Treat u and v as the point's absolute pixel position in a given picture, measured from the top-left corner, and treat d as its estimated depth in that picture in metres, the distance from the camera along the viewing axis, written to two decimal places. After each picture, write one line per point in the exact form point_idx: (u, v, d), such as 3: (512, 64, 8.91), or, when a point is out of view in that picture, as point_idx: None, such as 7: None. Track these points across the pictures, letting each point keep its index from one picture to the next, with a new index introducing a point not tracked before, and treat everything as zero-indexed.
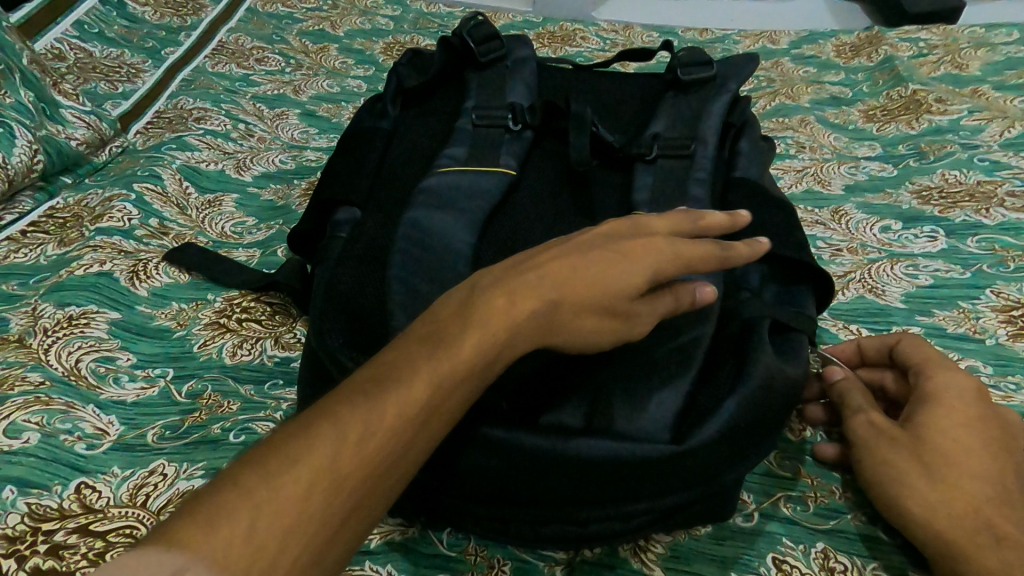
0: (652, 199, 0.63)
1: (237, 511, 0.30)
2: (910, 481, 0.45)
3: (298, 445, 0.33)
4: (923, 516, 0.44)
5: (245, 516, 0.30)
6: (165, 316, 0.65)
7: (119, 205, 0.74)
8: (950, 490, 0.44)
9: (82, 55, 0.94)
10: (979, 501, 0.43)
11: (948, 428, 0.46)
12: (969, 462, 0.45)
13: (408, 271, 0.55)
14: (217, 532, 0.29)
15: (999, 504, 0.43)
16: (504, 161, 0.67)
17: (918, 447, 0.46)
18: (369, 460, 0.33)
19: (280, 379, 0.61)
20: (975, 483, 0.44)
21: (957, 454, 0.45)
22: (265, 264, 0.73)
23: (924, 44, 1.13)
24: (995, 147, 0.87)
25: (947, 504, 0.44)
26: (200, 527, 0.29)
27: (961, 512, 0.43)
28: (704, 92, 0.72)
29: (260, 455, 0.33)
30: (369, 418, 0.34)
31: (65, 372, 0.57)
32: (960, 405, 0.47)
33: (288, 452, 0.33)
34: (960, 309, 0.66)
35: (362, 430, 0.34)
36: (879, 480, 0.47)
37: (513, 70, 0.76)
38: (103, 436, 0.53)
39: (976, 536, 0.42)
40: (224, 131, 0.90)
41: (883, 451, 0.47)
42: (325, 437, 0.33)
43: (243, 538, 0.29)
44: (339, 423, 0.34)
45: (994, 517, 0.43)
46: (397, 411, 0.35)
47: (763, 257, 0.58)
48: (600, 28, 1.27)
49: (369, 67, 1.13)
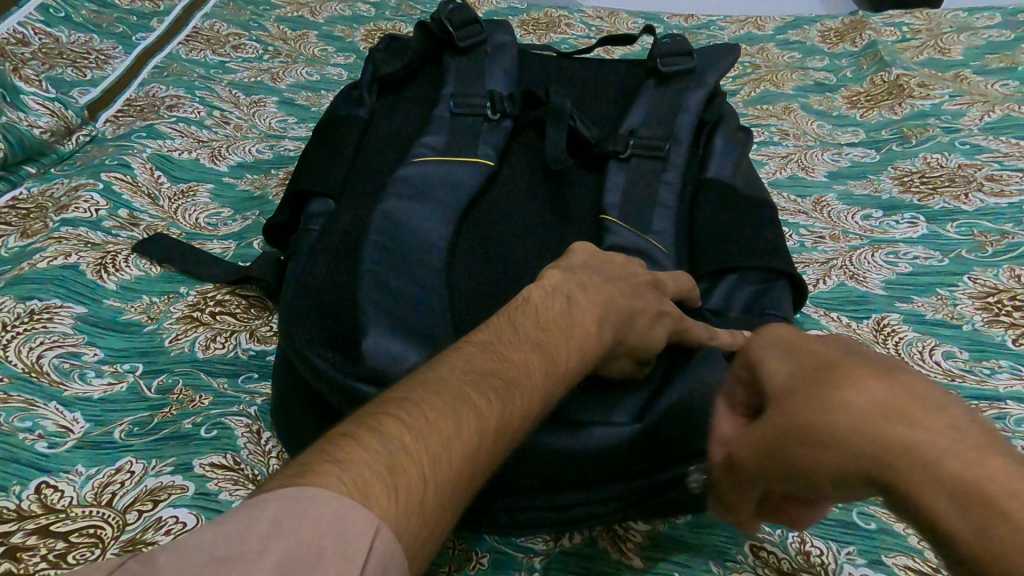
0: (622, 202, 0.63)
1: (408, 484, 0.30)
2: (820, 437, 0.33)
3: (449, 426, 0.34)
4: (865, 470, 0.32)
5: (414, 492, 0.30)
6: (135, 309, 0.63)
7: (86, 195, 0.72)
8: (846, 405, 0.33)
9: (48, 40, 0.90)
10: (884, 402, 0.33)
11: (789, 360, 0.37)
12: (840, 370, 0.35)
13: (383, 265, 0.54)
14: (393, 503, 0.29)
15: (907, 392, 0.33)
16: (481, 152, 0.65)
17: (786, 396, 0.35)
18: (501, 450, 0.36)
19: (257, 371, 0.59)
20: (864, 385, 0.34)
21: (823, 375, 0.35)
22: (240, 256, 0.71)
23: (907, 29, 1.13)
24: (975, 131, 0.87)
25: (864, 428, 0.32)
26: (376, 495, 0.29)
27: (871, 430, 0.32)
28: (682, 85, 0.71)
29: (410, 428, 0.33)
30: (510, 415, 0.37)
31: (25, 369, 0.55)
32: (777, 337, 0.39)
33: (440, 429, 0.34)
34: (939, 296, 0.66)
35: (503, 418, 0.36)
36: (806, 464, 0.33)
37: (492, 57, 0.74)
38: (67, 433, 0.52)
39: (919, 449, 0.31)
40: (198, 119, 0.88)
41: (775, 433, 0.35)
42: (472, 424, 0.35)
43: (416, 516, 0.30)
44: (486, 414, 0.36)
45: (913, 410, 0.32)
46: (527, 410, 0.38)
47: (727, 270, 0.59)
48: (585, 15, 1.25)
49: (349, 54, 1.10)
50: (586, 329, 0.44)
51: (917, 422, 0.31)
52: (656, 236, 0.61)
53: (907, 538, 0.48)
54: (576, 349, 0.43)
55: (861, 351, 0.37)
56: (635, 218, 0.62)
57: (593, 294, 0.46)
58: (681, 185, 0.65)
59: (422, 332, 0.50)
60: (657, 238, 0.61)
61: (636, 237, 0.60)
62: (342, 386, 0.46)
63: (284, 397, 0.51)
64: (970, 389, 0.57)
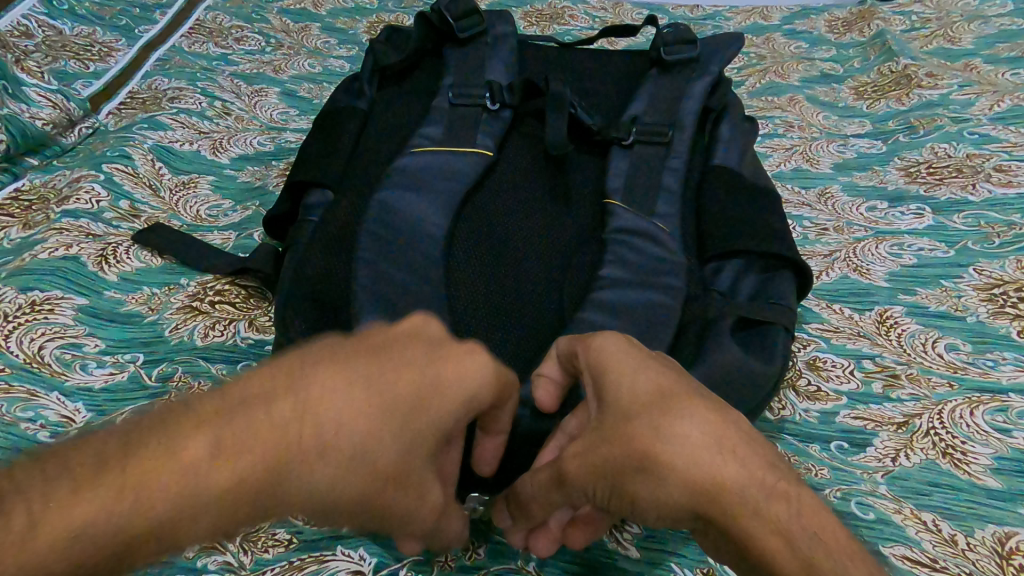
0: (624, 187, 0.63)
1: None
2: (655, 464, 0.35)
3: None
4: (688, 493, 0.35)
5: None
6: (137, 300, 0.64)
7: (87, 186, 0.72)
8: (678, 436, 0.35)
9: (51, 33, 0.91)
10: (713, 437, 0.35)
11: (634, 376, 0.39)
12: (675, 397, 0.37)
13: (378, 255, 0.54)
14: None
15: (729, 425, 0.36)
16: (479, 142, 0.65)
17: (625, 414, 0.38)
18: None
19: (257, 360, 0.60)
20: (698, 418, 0.36)
21: (667, 400, 0.37)
22: (240, 248, 0.71)
23: (916, 18, 1.11)
24: (984, 120, 0.86)
25: (694, 459, 0.35)
26: None
27: (698, 464, 0.34)
28: (685, 74, 0.71)
29: None
30: None
31: (27, 359, 0.55)
32: (621, 351, 0.41)
33: None
34: (943, 287, 0.65)
35: None
36: (636, 485, 0.36)
37: (493, 47, 0.74)
38: (69, 423, 0.52)
39: (737, 485, 0.34)
40: (200, 110, 0.88)
41: (614, 457, 0.37)
42: None
43: None
44: None
45: (738, 444, 0.35)
46: None
47: (732, 254, 0.58)
48: (589, 6, 1.24)
49: (351, 47, 1.10)
50: (244, 481, 0.29)
51: (742, 458, 0.34)
52: (660, 221, 0.60)
53: (905, 528, 0.46)
54: (201, 504, 0.29)
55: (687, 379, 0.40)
56: (637, 204, 0.61)
57: (346, 401, 0.33)
58: (686, 171, 0.65)
59: None
60: (662, 222, 0.60)
61: (640, 220, 0.60)
62: None
63: None
64: (973, 381, 0.56)
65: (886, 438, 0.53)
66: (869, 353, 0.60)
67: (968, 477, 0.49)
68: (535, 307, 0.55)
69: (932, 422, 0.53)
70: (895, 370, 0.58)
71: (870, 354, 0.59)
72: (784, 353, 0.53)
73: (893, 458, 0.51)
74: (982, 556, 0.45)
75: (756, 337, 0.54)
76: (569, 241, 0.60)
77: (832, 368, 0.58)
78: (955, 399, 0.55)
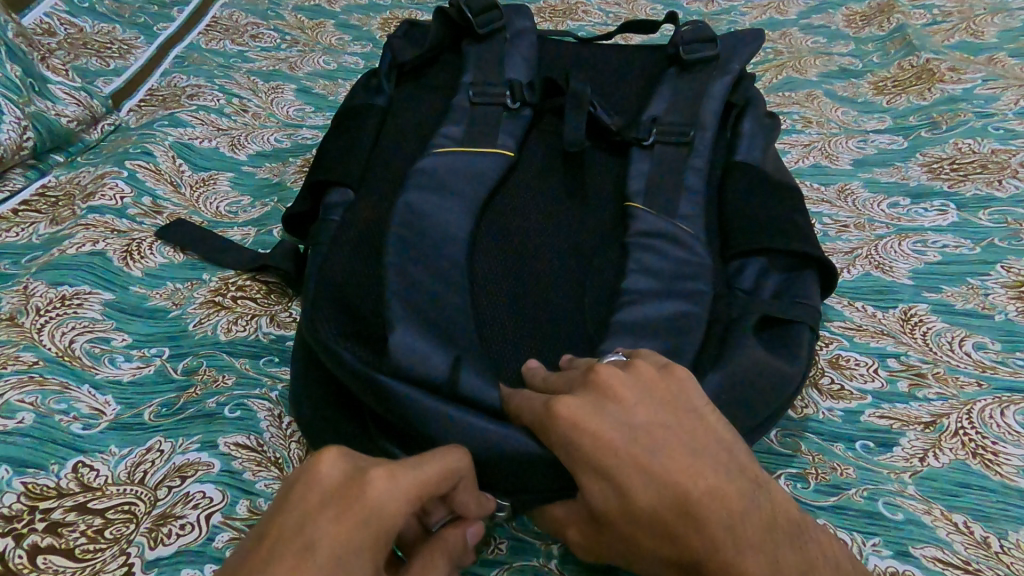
0: (645, 188, 0.62)
1: None
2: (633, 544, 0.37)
3: None
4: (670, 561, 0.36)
5: None
6: (160, 295, 0.64)
7: (111, 182, 0.73)
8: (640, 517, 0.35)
9: (72, 31, 0.92)
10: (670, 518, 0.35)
11: (595, 430, 0.37)
12: (636, 472, 0.36)
13: (405, 260, 0.53)
14: None
15: (684, 491, 0.35)
16: (499, 141, 0.65)
17: (584, 475, 0.37)
18: None
19: (278, 355, 0.60)
20: (650, 497, 0.35)
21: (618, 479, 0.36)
22: (260, 244, 0.72)
23: (938, 11, 1.09)
24: (1010, 115, 0.84)
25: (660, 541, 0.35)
26: None
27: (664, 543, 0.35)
28: (706, 71, 0.70)
29: None
30: None
31: (58, 352, 0.56)
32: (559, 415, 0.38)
33: None
34: (970, 285, 0.64)
35: None
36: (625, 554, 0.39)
37: (512, 44, 0.73)
38: (99, 415, 0.53)
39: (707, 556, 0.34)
40: (218, 107, 0.89)
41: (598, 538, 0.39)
42: None
43: None
44: None
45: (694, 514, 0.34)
46: None
47: (755, 253, 0.58)
48: (603, 2, 1.23)
49: (366, 43, 1.10)
50: None
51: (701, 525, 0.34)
52: (682, 221, 0.60)
53: (937, 530, 0.46)
54: None
55: (672, 427, 0.38)
56: (661, 205, 0.61)
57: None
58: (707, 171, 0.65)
59: (442, 325, 0.50)
60: (685, 223, 0.60)
61: (662, 221, 0.59)
62: (366, 379, 0.46)
63: (311, 384, 0.52)
64: (1002, 380, 0.56)
65: (913, 438, 0.52)
66: (894, 352, 0.59)
67: (1000, 479, 0.49)
68: (557, 308, 0.55)
69: (960, 422, 0.53)
70: (921, 369, 0.57)
71: (894, 353, 0.59)
72: (807, 354, 0.52)
73: (921, 458, 0.51)
74: (1017, 559, 0.44)
75: (780, 337, 0.53)
76: (590, 241, 0.60)
77: (856, 366, 0.58)
78: (984, 399, 0.54)
